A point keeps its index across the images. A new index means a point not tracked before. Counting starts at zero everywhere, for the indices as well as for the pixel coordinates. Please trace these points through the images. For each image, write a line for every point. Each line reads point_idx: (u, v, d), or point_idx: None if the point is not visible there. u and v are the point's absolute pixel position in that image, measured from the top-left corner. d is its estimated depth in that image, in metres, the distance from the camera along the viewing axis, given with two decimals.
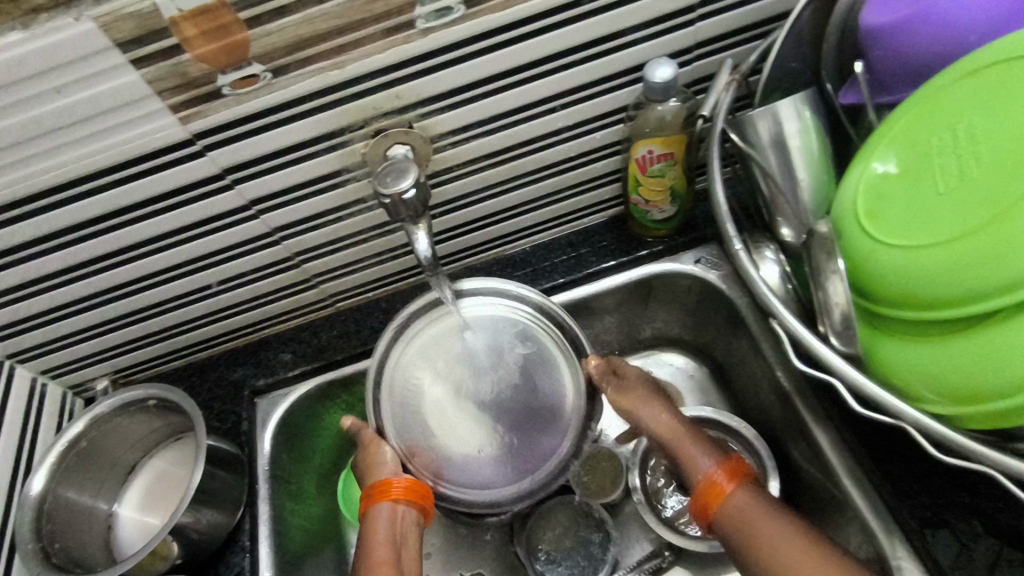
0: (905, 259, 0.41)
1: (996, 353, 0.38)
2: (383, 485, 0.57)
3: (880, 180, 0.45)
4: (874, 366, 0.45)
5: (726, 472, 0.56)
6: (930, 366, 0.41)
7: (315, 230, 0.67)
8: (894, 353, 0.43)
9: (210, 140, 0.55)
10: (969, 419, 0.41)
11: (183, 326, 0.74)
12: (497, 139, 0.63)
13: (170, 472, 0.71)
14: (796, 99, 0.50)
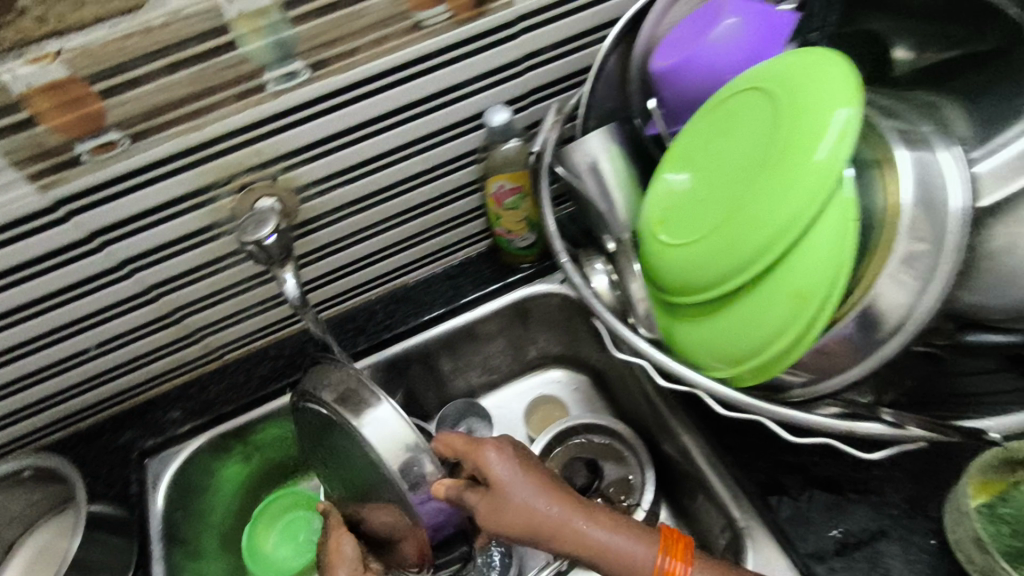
0: (677, 257, 0.49)
1: (748, 320, 0.46)
2: None
3: (668, 192, 0.53)
4: (674, 346, 0.52)
5: (665, 559, 0.54)
6: (709, 338, 0.49)
7: (192, 285, 0.69)
8: (686, 333, 0.50)
9: (73, 206, 0.57)
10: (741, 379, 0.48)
11: (61, 396, 0.74)
12: (362, 186, 0.69)
13: (51, 543, 0.70)
14: (603, 133, 0.59)
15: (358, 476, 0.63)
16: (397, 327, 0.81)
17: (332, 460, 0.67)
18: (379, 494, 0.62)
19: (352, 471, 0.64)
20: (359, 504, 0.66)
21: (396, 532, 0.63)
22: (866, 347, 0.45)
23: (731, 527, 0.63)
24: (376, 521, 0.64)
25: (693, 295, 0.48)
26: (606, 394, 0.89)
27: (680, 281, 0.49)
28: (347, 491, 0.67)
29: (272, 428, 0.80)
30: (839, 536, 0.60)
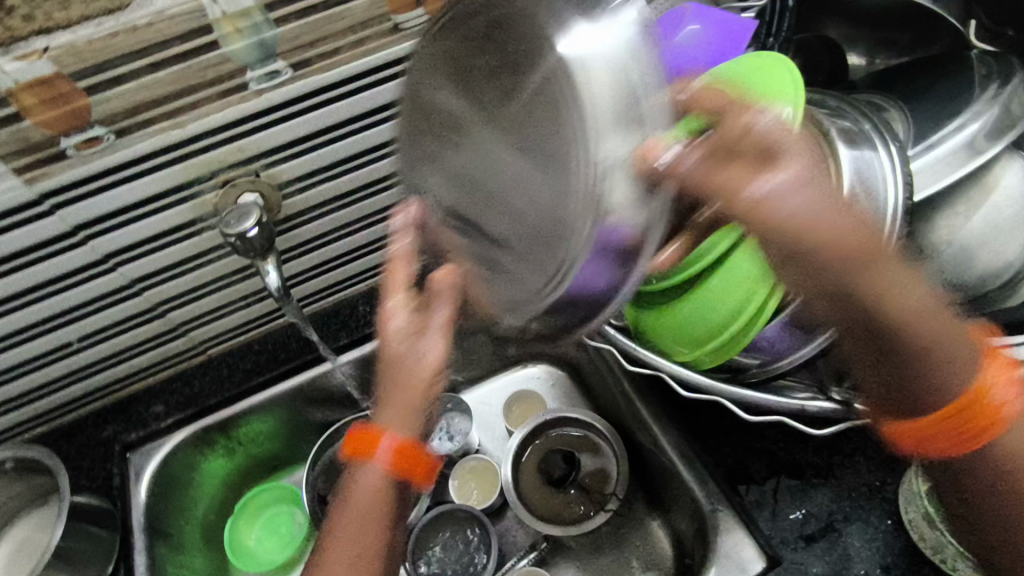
0: None
1: (710, 301, 0.49)
2: (371, 442, 0.49)
3: None
4: (642, 334, 0.55)
5: (989, 356, 0.43)
6: (676, 322, 0.52)
7: (175, 278, 0.71)
8: (652, 320, 0.53)
9: (57, 200, 0.59)
10: (707, 360, 0.51)
11: (44, 390, 0.74)
12: (343, 182, 0.71)
13: (32, 538, 0.69)
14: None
15: (489, 180, 0.48)
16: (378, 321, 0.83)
17: (447, 174, 0.50)
18: (519, 189, 0.45)
19: (483, 155, 0.48)
20: (492, 196, 0.47)
21: (522, 275, 0.45)
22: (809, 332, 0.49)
23: (700, 511, 0.66)
24: (503, 217, 0.46)
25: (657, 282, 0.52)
26: (583, 388, 0.92)
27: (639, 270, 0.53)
28: (483, 182, 0.48)
29: (255, 422, 0.82)
30: (798, 515, 0.63)
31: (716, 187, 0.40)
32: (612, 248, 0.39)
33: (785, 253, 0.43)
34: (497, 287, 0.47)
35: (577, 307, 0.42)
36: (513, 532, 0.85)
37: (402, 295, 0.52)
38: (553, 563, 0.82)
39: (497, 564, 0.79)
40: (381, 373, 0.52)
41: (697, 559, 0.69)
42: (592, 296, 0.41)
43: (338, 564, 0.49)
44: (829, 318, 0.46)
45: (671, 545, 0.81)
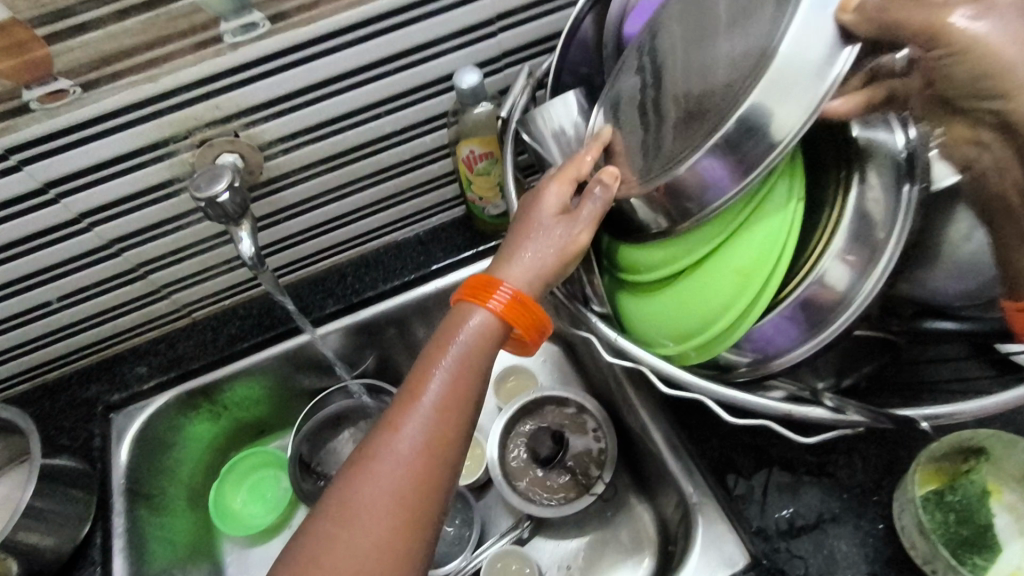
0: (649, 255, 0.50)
1: (696, 291, 0.47)
2: (491, 285, 0.50)
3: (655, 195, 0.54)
4: (626, 325, 0.52)
5: None
6: (660, 312, 0.49)
7: (154, 240, 0.69)
8: (637, 309, 0.51)
9: (26, 155, 0.56)
10: (693, 355, 0.49)
11: (25, 347, 0.74)
12: (328, 145, 0.67)
13: (8, 495, 0.69)
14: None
15: (676, 62, 0.48)
16: (366, 291, 0.80)
17: (656, 51, 0.50)
18: (696, 68, 0.45)
19: (684, 55, 0.47)
20: (673, 89, 0.47)
21: (640, 171, 0.48)
22: (807, 333, 0.46)
23: (685, 503, 0.64)
24: (673, 109, 0.46)
25: (646, 267, 0.50)
26: (577, 367, 0.90)
27: (627, 256, 0.52)
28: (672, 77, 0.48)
29: (240, 388, 0.80)
30: (785, 515, 0.60)
31: (901, 22, 0.36)
32: (741, 159, 0.42)
33: (961, 100, 0.38)
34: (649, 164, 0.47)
35: (671, 202, 0.45)
36: (497, 508, 0.84)
37: (571, 173, 0.51)
38: (536, 541, 0.81)
39: (476, 540, 0.80)
40: (514, 224, 0.53)
41: (678, 549, 0.67)
42: (694, 190, 0.44)
43: (423, 408, 0.47)
44: (998, 174, 0.40)
45: (657, 531, 0.79)
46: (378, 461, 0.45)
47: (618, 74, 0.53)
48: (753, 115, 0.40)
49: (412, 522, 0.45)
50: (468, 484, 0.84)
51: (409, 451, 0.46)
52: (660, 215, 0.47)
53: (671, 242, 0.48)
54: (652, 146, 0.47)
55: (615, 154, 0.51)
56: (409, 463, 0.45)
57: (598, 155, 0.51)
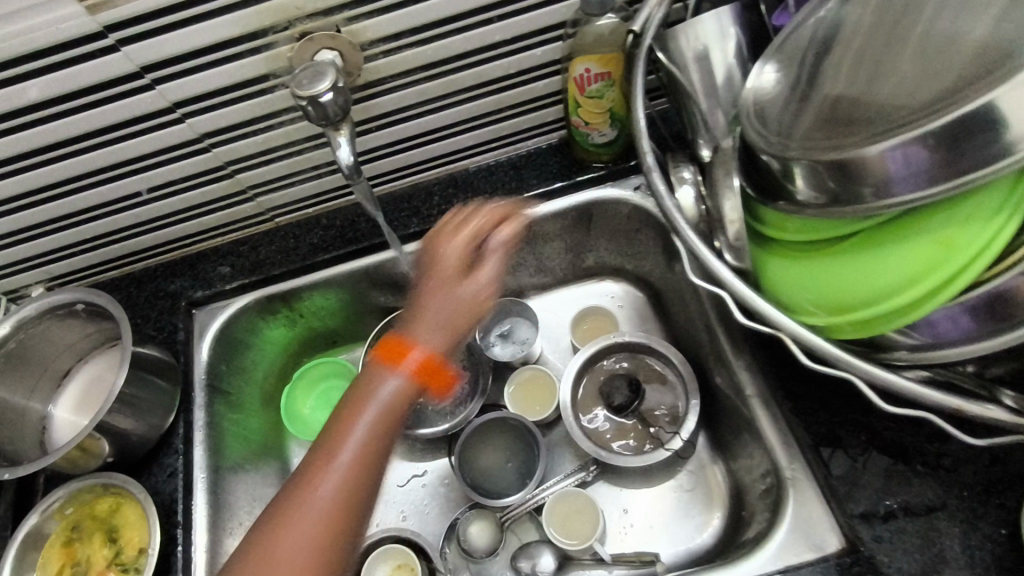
0: (797, 271, 0.46)
1: (863, 272, 0.43)
2: (400, 350, 0.52)
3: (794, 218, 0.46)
4: (764, 284, 0.48)
5: None
6: (812, 281, 0.45)
7: (245, 138, 0.66)
8: (781, 270, 0.47)
9: (123, 35, 0.53)
10: (843, 331, 0.45)
11: (116, 235, 0.74)
12: (433, 50, 0.62)
13: (102, 377, 0.69)
14: (777, 78, 0.48)
15: (859, 46, 0.45)
16: (454, 213, 0.77)
17: (849, 16, 0.47)
18: (885, 59, 0.43)
19: (870, 51, 0.44)
20: (851, 76, 0.44)
21: (812, 142, 0.42)
22: (984, 331, 0.41)
23: (776, 473, 0.60)
24: (850, 93, 0.43)
25: (803, 232, 0.45)
26: (661, 316, 0.85)
27: (778, 212, 0.47)
28: (847, 70, 0.44)
29: (317, 297, 0.79)
30: (893, 506, 0.55)
31: None
32: (953, 156, 0.36)
33: None
34: (816, 134, 0.42)
35: (836, 180, 0.40)
36: (563, 447, 0.83)
37: (466, 233, 0.58)
38: (597, 487, 0.80)
39: (540, 478, 0.78)
40: (416, 289, 0.57)
41: (760, 518, 0.64)
42: (871, 180, 0.39)
43: (337, 467, 0.48)
44: None
45: (729, 494, 0.75)
46: (290, 523, 0.46)
47: (791, 31, 0.49)
48: (989, 110, 0.35)
49: None
50: (535, 421, 0.82)
51: (324, 509, 0.47)
52: (821, 195, 0.42)
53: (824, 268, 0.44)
54: (815, 122, 0.43)
55: (769, 117, 0.46)
56: (318, 521, 0.46)
57: (495, 218, 0.59)
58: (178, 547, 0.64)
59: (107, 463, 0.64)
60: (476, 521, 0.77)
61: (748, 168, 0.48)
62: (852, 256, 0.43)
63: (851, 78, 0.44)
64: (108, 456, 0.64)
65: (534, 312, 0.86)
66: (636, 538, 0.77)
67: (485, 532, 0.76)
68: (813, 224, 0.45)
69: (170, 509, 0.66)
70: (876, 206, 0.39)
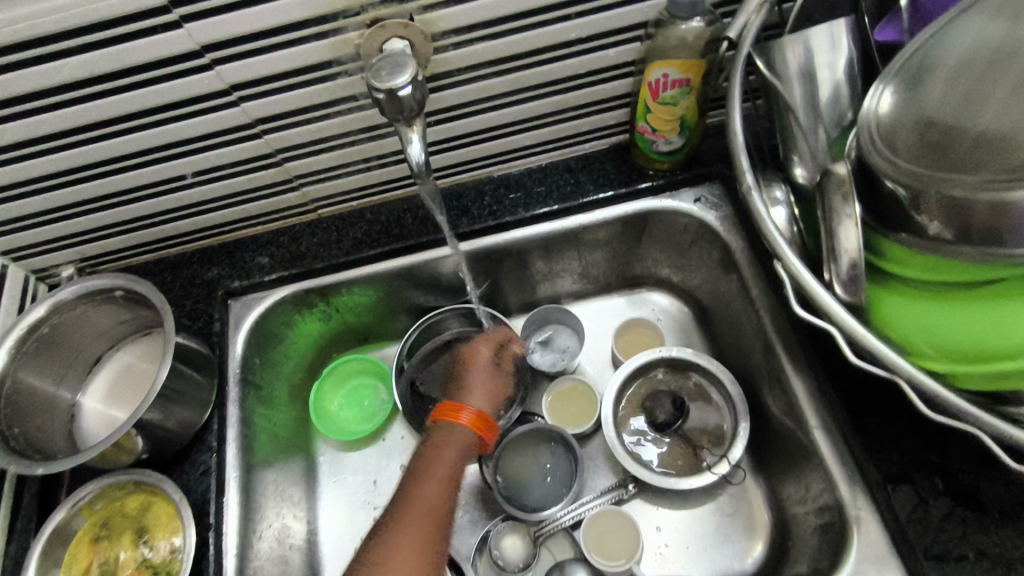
0: (913, 314, 0.46)
1: (993, 323, 0.43)
2: (454, 409, 0.67)
3: (919, 264, 0.45)
4: (874, 318, 0.48)
5: None
6: (931, 324, 0.45)
7: (299, 126, 0.63)
8: (896, 308, 0.47)
9: (188, 10, 0.50)
10: (964, 380, 0.45)
11: (154, 218, 0.71)
12: (505, 45, 0.59)
13: (137, 366, 0.67)
14: (895, 98, 0.45)
15: (970, 71, 0.43)
16: (505, 215, 0.74)
17: (968, 38, 0.44)
18: (996, 87, 0.41)
19: (974, 76, 0.43)
20: (955, 102, 0.43)
21: (945, 172, 0.41)
22: None
23: (838, 508, 0.58)
24: (957, 124, 0.42)
25: (927, 273, 0.45)
26: (707, 332, 0.83)
27: (901, 249, 0.46)
28: (949, 95, 0.43)
29: (356, 292, 0.76)
30: (967, 553, 0.53)
31: None
32: None
33: None
34: (928, 164, 0.42)
35: (960, 220, 0.40)
36: (599, 461, 0.80)
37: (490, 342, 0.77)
38: (635, 504, 0.76)
39: (576, 494, 0.75)
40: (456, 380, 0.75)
41: (818, 555, 0.61)
42: (999, 228, 0.39)
43: (438, 474, 0.61)
44: None
45: (772, 521, 0.73)
46: (408, 518, 0.58)
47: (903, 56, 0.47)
48: None
49: (428, 558, 0.57)
50: (576, 431, 0.79)
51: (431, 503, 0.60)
52: (951, 230, 0.41)
53: (944, 316, 0.44)
54: (920, 151, 0.42)
55: (874, 140, 0.45)
56: (429, 511, 0.59)
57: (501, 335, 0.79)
58: (209, 550, 0.61)
59: (141, 458, 0.61)
60: (507, 534, 0.75)
61: (865, 190, 0.47)
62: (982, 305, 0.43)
63: (956, 104, 0.43)
64: (141, 452, 0.61)
65: (580, 320, 0.84)
66: (675, 560, 0.73)
67: (518, 546, 0.74)
68: (941, 267, 0.44)
69: (203, 509, 0.63)
70: (1016, 252, 0.39)
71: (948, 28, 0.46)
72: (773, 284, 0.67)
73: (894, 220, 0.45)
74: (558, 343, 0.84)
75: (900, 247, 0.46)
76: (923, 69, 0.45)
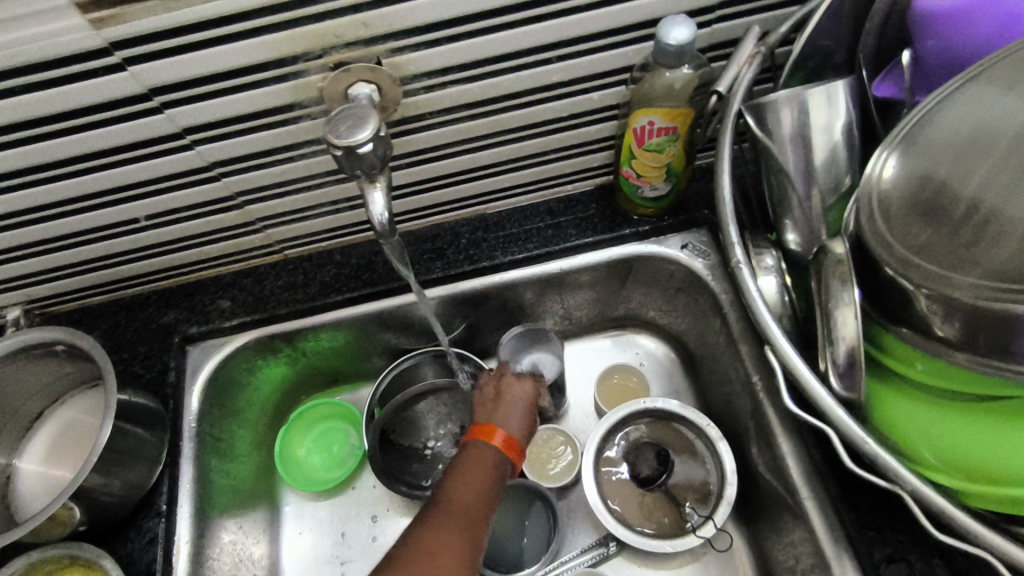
0: (919, 420, 0.43)
1: (1007, 441, 0.40)
2: (487, 429, 0.57)
3: (928, 370, 0.42)
4: (875, 414, 0.45)
5: None
6: (936, 432, 0.42)
7: (259, 169, 0.59)
8: (903, 412, 0.44)
9: (131, 52, 0.46)
10: (975, 497, 0.41)
11: (106, 260, 0.67)
12: (479, 88, 0.55)
13: (79, 423, 0.62)
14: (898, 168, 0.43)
15: (978, 157, 0.40)
16: (482, 260, 0.70)
17: (974, 115, 0.42)
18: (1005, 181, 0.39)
19: (981, 162, 0.40)
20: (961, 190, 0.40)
21: (945, 268, 0.38)
22: None
23: None
24: (961, 217, 0.39)
25: (935, 377, 0.42)
26: (693, 379, 0.79)
27: (905, 347, 0.44)
28: (955, 180, 0.40)
29: (323, 337, 0.71)
30: None
31: None
32: None
33: None
34: (931, 255, 0.39)
35: (961, 322, 0.38)
36: (580, 515, 0.75)
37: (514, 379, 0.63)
38: (617, 561, 0.72)
39: (554, 552, 0.71)
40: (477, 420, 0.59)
41: None
42: (1001, 338, 0.36)
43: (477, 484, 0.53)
44: None
45: None
46: (450, 513, 0.52)
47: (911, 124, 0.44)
48: None
49: None
50: (554, 485, 0.75)
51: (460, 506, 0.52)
52: (955, 329, 0.38)
53: (952, 427, 0.42)
54: (923, 239, 0.40)
55: (879, 216, 0.42)
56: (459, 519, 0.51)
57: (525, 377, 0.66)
58: None
59: (79, 529, 0.57)
60: None
61: (865, 276, 0.44)
62: (996, 420, 0.41)
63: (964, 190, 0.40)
64: (78, 523, 0.56)
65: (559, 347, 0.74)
66: None
67: None
68: (948, 373, 0.42)
69: None
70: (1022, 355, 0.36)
71: (962, 99, 0.43)
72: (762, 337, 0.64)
73: (893, 307, 0.43)
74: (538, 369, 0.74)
75: (904, 349, 0.44)
76: (931, 146, 0.42)
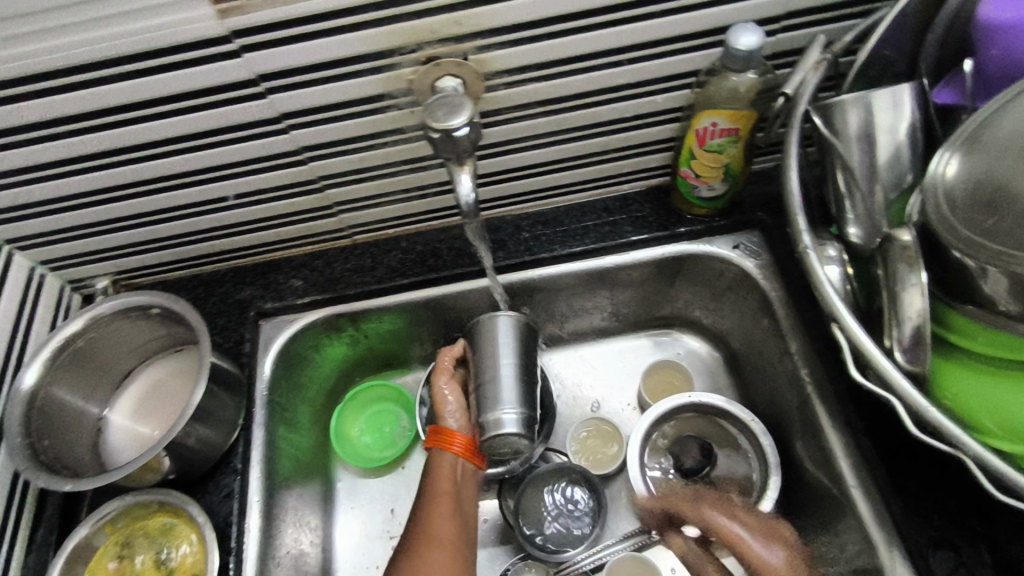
0: (975, 387, 0.46)
1: None
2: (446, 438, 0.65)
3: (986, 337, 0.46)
4: (936, 393, 0.48)
5: None
6: (992, 400, 0.45)
7: (344, 154, 0.63)
8: (961, 381, 0.46)
9: (248, 41, 0.51)
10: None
11: (192, 236, 0.72)
12: (551, 87, 0.59)
13: (166, 383, 0.67)
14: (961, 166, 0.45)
15: None
16: (541, 251, 0.73)
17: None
18: None
19: None
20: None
21: (1012, 248, 0.41)
22: None
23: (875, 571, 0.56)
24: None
25: (992, 347, 0.45)
26: (738, 378, 0.81)
27: (966, 321, 0.46)
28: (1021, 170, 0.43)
29: (385, 319, 0.75)
30: None
31: None
32: None
33: None
34: (997, 238, 0.42)
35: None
36: (624, 502, 0.78)
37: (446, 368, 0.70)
38: None
39: (596, 537, 0.73)
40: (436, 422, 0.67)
41: None
42: None
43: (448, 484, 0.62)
44: None
45: None
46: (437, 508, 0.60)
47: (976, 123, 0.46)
48: None
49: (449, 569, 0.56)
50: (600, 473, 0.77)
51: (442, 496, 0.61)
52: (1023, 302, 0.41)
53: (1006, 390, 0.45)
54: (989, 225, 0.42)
55: (946, 204, 0.45)
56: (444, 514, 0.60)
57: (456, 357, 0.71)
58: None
59: (166, 478, 0.61)
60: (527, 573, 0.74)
61: (931, 259, 0.47)
62: None
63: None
64: (166, 472, 0.60)
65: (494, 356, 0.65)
66: None
67: None
68: (1004, 341, 0.45)
69: (225, 532, 0.63)
70: None
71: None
72: (811, 335, 0.66)
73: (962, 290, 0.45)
74: (479, 370, 0.65)
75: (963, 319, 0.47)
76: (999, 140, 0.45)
